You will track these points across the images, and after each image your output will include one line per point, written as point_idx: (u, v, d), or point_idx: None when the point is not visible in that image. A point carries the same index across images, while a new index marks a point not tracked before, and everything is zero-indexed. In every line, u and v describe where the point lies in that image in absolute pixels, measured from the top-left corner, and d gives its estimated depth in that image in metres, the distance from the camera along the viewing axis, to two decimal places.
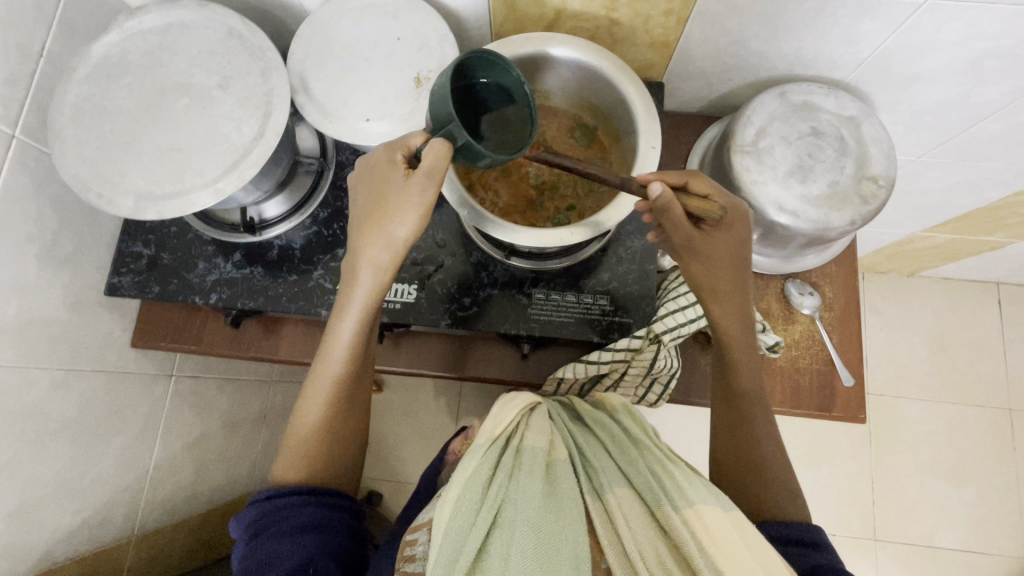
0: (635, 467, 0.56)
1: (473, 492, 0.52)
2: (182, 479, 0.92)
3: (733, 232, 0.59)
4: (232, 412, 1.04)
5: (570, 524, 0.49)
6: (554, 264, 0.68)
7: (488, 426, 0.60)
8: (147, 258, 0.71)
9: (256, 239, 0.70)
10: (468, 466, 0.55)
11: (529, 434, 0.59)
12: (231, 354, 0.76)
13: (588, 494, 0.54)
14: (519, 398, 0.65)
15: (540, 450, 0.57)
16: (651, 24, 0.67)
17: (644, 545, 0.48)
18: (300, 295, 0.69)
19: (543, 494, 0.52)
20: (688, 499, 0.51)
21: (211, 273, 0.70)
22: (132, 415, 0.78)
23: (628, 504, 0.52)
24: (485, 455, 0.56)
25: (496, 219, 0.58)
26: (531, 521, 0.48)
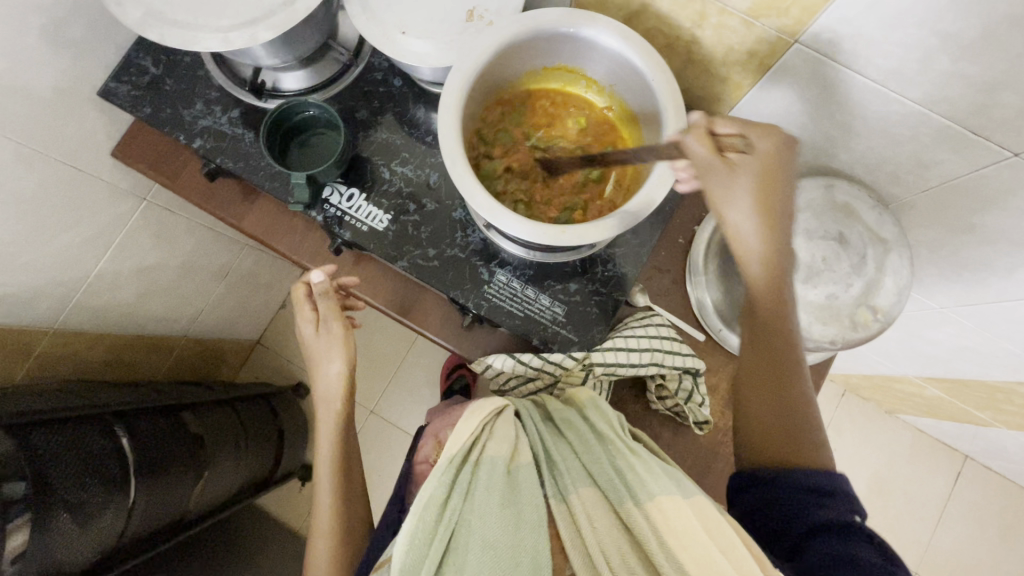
0: (598, 464, 0.57)
1: (428, 515, 0.54)
2: (119, 298, 0.93)
3: (757, 165, 0.50)
4: (194, 256, 1.04)
5: (529, 534, 0.52)
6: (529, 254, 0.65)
7: (450, 438, 0.59)
8: (150, 77, 0.69)
9: (259, 104, 0.68)
10: (425, 486, 0.56)
11: (490, 444, 0.59)
12: (198, 204, 0.75)
13: (551, 498, 0.55)
14: (489, 399, 0.63)
15: (500, 460, 0.57)
16: (730, 59, 0.62)
17: (602, 539, 0.51)
18: (278, 177, 0.67)
19: (501, 507, 0.53)
20: (649, 493, 0.53)
21: (204, 118, 0.68)
22: (87, 219, 0.79)
23: (591, 504, 0.54)
24: (442, 473, 0.57)
25: (477, 185, 0.54)
26: (486, 540, 0.51)
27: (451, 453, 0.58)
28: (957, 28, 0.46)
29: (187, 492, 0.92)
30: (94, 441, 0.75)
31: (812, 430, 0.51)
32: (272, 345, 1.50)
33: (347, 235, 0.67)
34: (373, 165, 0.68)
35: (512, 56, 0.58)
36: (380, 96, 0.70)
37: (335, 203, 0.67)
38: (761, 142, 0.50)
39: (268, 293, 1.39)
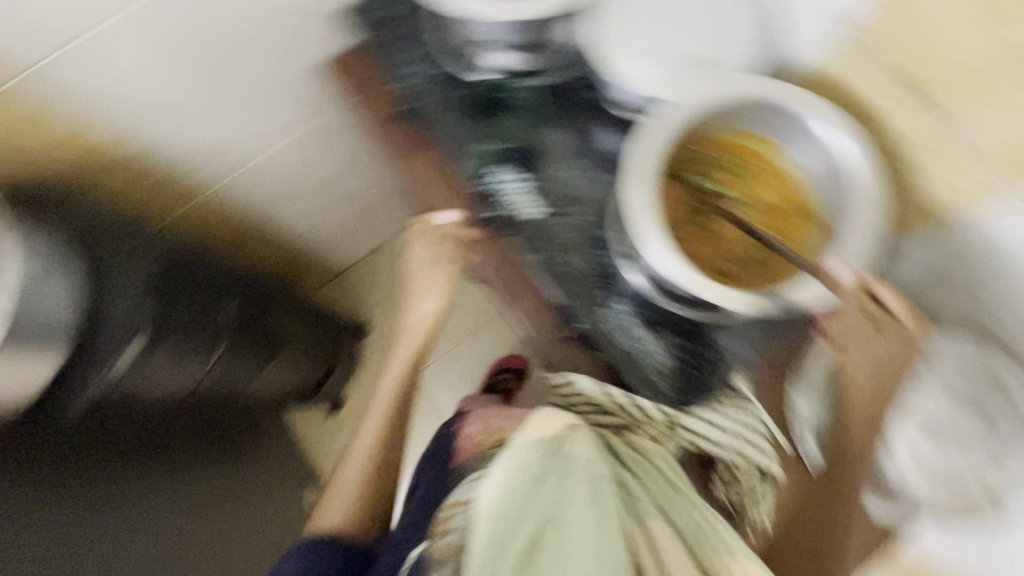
0: (676, 506, 0.58)
1: (519, 497, 0.55)
2: (266, 185, 1.03)
3: (887, 350, 0.58)
4: (336, 176, 1.13)
5: (620, 543, 0.51)
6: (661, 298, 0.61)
7: (534, 427, 0.59)
8: (389, 14, 0.76)
9: (461, 75, 0.72)
10: (511, 472, 0.56)
11: (580, 443, 0.58)
12: (376, 131, 0.81)
13: (635, 518, 0.55)
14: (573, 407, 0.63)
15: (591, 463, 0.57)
16: (936, 190, 0.59)
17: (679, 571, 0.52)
18: (461, 138, 0.73)
19: (590, 502, 0.54)
20: (727, 546, 0.55)
21: (418, 64, 0.75)
22: None
23: (670, 539, 0.54)
24: (529, 458, 0.57)
25: (650, 213, 0.56)
26: (581, 543, 0.51)
27: (536, 441, 0.58)
28: None
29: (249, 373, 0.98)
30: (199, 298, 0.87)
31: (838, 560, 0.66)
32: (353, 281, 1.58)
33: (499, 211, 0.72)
34: (547, 162, 0.70)
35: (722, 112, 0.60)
36: (572, 105, 0.70)
37: (499, 180, 0.72)
38: (915, 332, 0.57)
39: (375, 231, 1.48)
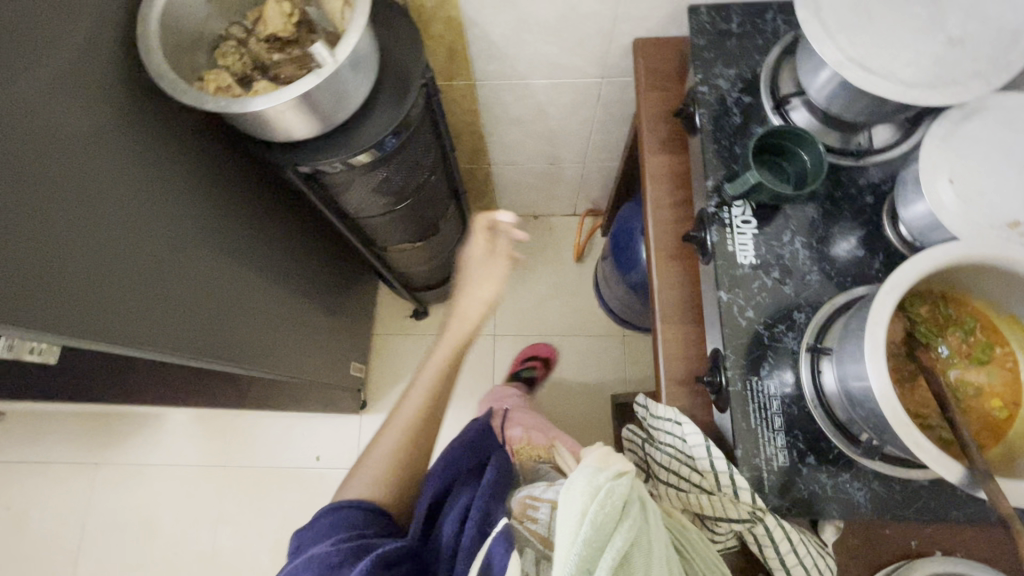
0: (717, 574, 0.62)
1: (596, 530, 0.57)
2: (511, 109, 1.12)
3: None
4: (562, 134, 1.21)
5: None
6: (818, 403, 0.63)
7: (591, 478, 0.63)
8: (725, 29, 0.79)
9: (767, 110, 0.75)
10: (580, 504, 0.60)
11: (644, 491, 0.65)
12: (642, 115, 0.86)
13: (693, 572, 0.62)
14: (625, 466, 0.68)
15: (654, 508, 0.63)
16: None
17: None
18: (721, 158, 0.74)
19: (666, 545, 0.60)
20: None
21: (723, 83, 0.77)
22: (573, 56, 0.95)
23: None
24: (598, 504, 0.59)
25: (887, 316, 0.52)
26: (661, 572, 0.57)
27: (599, 492, 0.60)
28: None
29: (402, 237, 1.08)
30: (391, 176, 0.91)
31: None
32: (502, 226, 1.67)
33: (713, 237, 0.71)
34: (783, 221, 0.71)
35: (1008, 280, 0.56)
36: (843, 192, 0.72)
37: (734, 212, 0.72)
38: None
39: (546, 196, 1.56)
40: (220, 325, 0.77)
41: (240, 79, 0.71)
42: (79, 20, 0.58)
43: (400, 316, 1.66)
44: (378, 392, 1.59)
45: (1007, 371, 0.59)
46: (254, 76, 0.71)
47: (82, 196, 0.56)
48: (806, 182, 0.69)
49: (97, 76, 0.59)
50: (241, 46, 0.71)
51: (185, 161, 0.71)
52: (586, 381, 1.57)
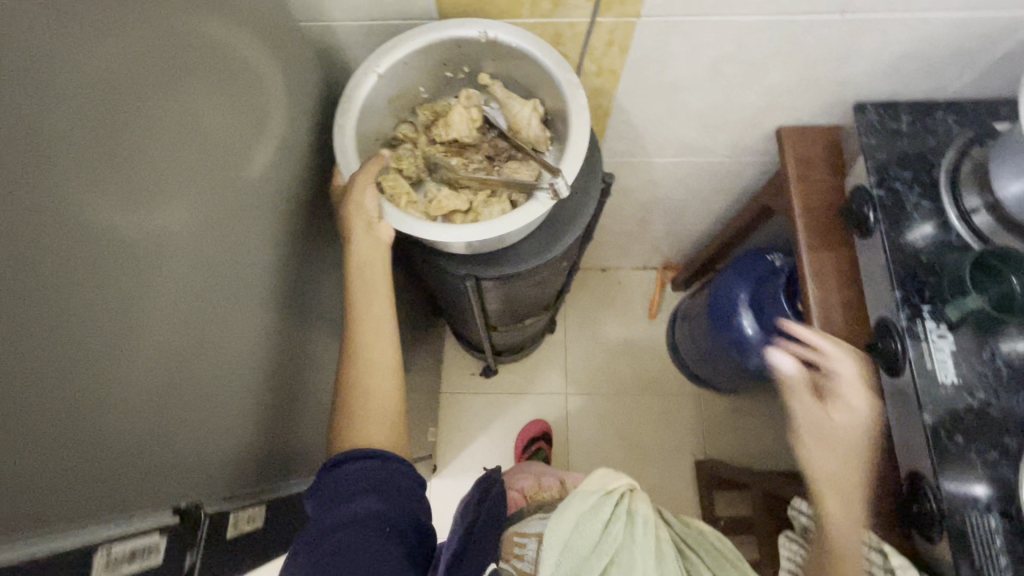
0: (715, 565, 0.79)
1: (569, 562, 0.72)
2: (622, 182, 1.09)
3: None
4: (664, 203, 1.18)
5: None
6: None
7: (591, 485, 0.80)
8: (895, 128, 0.78)
9: (950, 212, 0.72)
10: (553, 538, 0.73)
11: (637, 502, 0.80)
12: (797, 210, 0.83)
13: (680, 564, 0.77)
14: (624, 482, 0.82)
15: (647, 514, 0.78)
16: None
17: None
18: (909, 268, 0.71)
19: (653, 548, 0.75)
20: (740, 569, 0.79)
21: (900, 184, 0.75)
22: (710, 138, 0.92)
23: None
24: (593, 506, 0.77)
25: None
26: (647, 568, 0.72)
27: (595, 497, 0.78)
28: None
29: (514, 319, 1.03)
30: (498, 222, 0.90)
31: None
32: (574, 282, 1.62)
33: (910, 352, 0.68)
34: (988, 340, 0.68)
35: None
36: None
37: (931, 325, 0.69)
38: None
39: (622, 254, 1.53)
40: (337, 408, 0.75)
41: (414, 180, 0.69)
42: (256, 146, 0.54)
43: (469, 374, 1.60)
44: (448, 457, 1.52)
45: None
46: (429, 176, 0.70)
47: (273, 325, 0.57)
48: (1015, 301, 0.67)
49: (273, 192, 0.57)
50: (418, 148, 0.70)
51: (323, 264, 0.71)
52: (661, 446, 1.51)
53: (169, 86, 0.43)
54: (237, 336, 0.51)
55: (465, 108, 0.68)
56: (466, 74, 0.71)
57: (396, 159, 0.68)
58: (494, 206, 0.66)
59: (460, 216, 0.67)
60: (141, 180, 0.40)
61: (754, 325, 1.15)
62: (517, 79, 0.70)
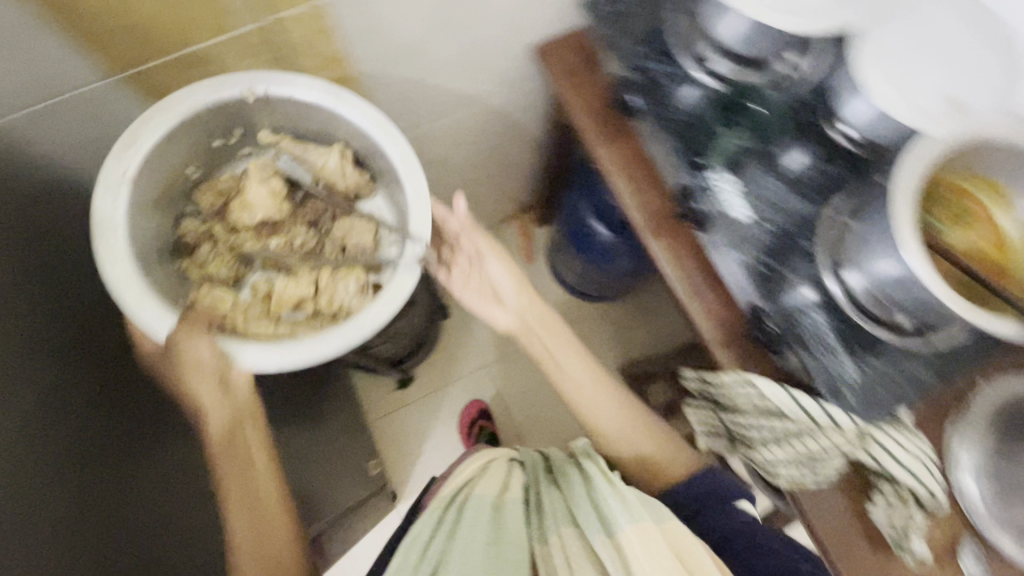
0: (580, 509, 0.82)
1: (417, 545, 0.81)
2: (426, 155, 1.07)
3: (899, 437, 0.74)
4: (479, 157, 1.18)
5: (509, 563, 0.77)
6: (863, 319, 0.68)
7: (449, 484, 0.90)
8: (621, 10, 0.80)
9: (691, 69, 0.75)
10: (418, 525, 0.84)
11: (479, 485, 0.89)
12: (579, 119, 0.86)
13: (536, 541, 0.82)
14: (475, 461, 0.94)
15: (489, 497, 0.87)
16: None
17: (571, 551, 0.78)
18: (679, 132, 0.77)
19: (490, 527, 0.82)
20: (618, 527, 0.77)
21: (645, 59, 0.79)
22: (478, 81, 0.93)
23: (572, 544, 0.79)
24: (432, 514, 0.85)
25: (912, 241, 0.59)
26: (465, 564, 0.76)
27: (444, 494, 0.88)
28: None
29: None
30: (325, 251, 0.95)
31: None
32: None
33: (704, 208, 0.76)
34: (753, 166, 0.75)
35: (965, 153, 0.63)
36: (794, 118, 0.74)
37: (714, 175, 0.75)
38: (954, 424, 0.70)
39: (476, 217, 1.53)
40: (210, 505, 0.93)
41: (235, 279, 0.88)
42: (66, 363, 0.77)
43: (388, 394, 1.55)
44: (404, 479, 1.49)
45: (978, 213, 0.67)
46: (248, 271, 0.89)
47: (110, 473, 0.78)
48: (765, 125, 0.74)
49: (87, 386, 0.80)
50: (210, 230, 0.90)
51: (157, 415, 0.90)
52: None
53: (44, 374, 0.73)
54: (109, 492, 0.77)
55: (262, 183, 0.88)
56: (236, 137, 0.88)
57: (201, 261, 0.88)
58: (348, 280, 0.86)
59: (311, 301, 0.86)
60: (26, 434, 0.68)
61: (605, 229, 1.19)
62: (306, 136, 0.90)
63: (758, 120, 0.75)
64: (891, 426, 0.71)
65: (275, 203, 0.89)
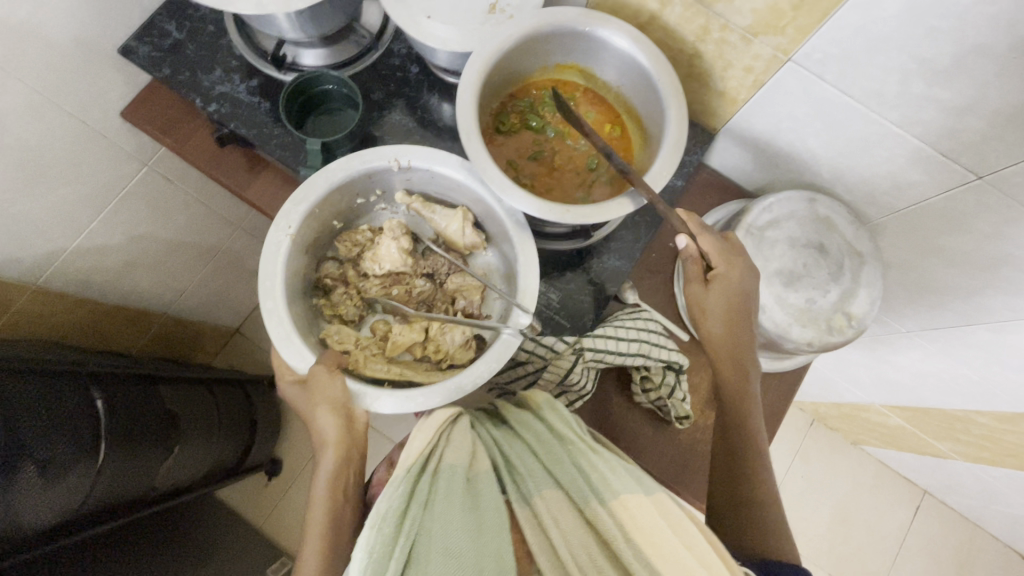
0: (559, 463, 0.51)
1: (385, 528, 0.44)
2: (107, 265, 0.93)
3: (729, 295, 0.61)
4: (186, 233, 1.05)
5: (492, 539, 0.44)
6: (561, 245, 0.70)
7: (405, 454, 0.53)
8: (172, 41, 0.72)
9: (277, 76, 0.71)
10: (378, 506, 0.47)
11: (448, 452, 0.52)
12: (204, 169, 0.76)
13: (513, 502, 0.48)
14: (438, 411, 0.57)
15: (459, 468, 0.51)
16: (728, 75, 0.66)
17: (560, 524, 0.45)
18: (289, 145, 0.70)
19: (462, 513, 0.46)
20: (612, 489, 0.47)
21: (221, 84, 0.71)
22: (85, 172, 0.80)
23: (556, 509, 0.46)
24: (398, 484, 0.49)
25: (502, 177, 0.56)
26: (450, 547, 0.43)
27: (410, 463, 0.52)
28: (932, 54, 0.51)
29: (156, 469, 0.88)
30: (63, 396, 0.73)
31: (772, 415, 0.79)
32: (251, 335, 1.43)
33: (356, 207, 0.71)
34: (383, 145, 0.72)
35: (530, 49, 0.62)
36: (397, 80, 0.73)
37: None
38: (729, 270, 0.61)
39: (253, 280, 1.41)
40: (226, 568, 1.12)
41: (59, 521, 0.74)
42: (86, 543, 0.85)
43: (262, 490, 1.43)
44: None
45: (579, 95, 0.68)
46: (371, 310, 0.68)
47: (186, 561, 1.03)
48: (355, 101, 0.69)
49: (146, 530, 0.99)
50: (357, 289, 0.66)
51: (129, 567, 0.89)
52: None
53: (132, 537, 0.94)
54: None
55: (392, 239, 0.64)
56: (378, 196, 0.67)
57: (331, 306, 0.66)
58: (451, 327, 0.63)
59: (419, 347, 0.64)
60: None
61: None
62: (442, 201, 0.68)
63: (348, 97, 0.69)
64: (606, 323, 0.69)
65: (408, 256, 0.65)
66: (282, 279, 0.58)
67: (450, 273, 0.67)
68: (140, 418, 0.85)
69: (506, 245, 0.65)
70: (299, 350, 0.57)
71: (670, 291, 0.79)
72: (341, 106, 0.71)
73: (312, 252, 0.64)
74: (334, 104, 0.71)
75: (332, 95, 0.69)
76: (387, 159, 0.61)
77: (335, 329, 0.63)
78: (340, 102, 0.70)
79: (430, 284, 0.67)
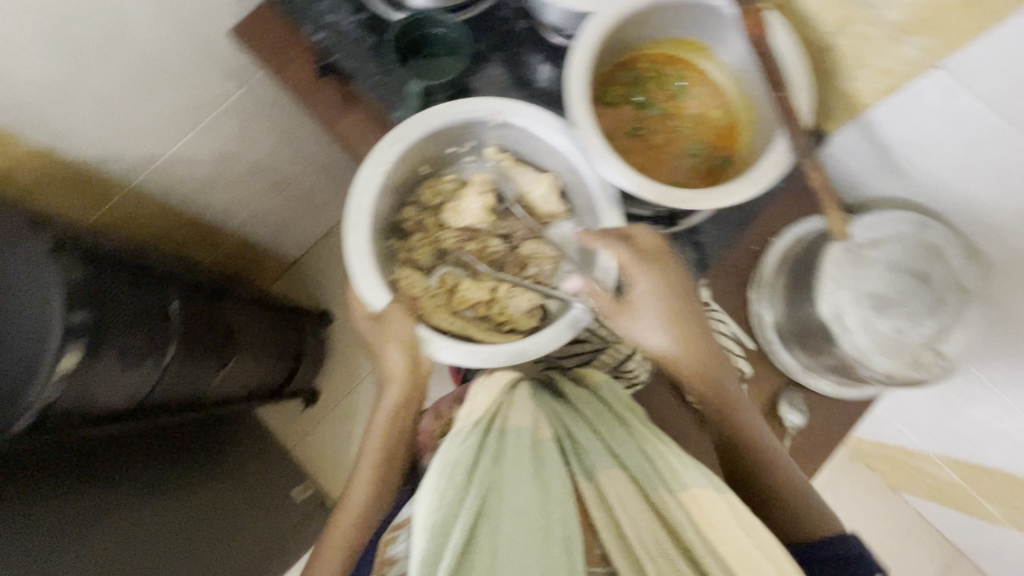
0: (624, 445, 0.51)
1: (455, 476, 0.45)
2: (194, 178, 0.97)
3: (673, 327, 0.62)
4: (267, 159, 1.08)
5: (560, 507, 0.44)
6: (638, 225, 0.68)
7: (467, 410, 0.53)
8: None
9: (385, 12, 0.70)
10: (445, 455, 0.48)
11: (513, 414, 0.52)
12: (299, 97, 0.76)
13: (576, 475, 0.48)
14: (498, 376, 0.57)
15: (525, 432, 0.51)
16: (860, 74, 0.61)
17: (627, 504, 0.45)
18: (387, 85, 0.70)
19: (530, 477, 0.46)
20: (680, 478, 0.47)
21: (331, 15, 0.72)
22: (189, 83, 0.82)
23: (622, 488, 0.46)
24: (464, 438, 0.49)
25: (604, 149, 0.54)
26: (520, 508, 0.43)
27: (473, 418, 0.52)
28: None
29: (210, 377, 0.92)
30: (143, 293, 0.77)
31: (826, 441, 0.76)
32: (309, 269, 1.48)
33: None
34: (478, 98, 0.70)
35: (652, 19, 0.58)
36: (502, 33, 0.71)
37: None
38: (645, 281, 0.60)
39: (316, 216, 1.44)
40: (252, 483, 1.17)
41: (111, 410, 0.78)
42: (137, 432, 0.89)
43: (296, 416, 1.50)
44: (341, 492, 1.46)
45: (690, 75, 0.64)
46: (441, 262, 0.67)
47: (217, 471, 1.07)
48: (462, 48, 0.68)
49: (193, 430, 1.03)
50: (433, 238, 0.66)
51: (166, 464, 0.95)
52: None
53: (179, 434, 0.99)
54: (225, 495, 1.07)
55: (477, 194, 0.65)
56: (469, 148, 0.66)
57: (406, 250, 0.66)
58: (520, 292, 0.64)
59: (485, 305, 0.64)
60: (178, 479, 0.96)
61: None
62: (531, 164, 0.67)
63: (454, 42, 0.68)
64: None
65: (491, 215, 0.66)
66: (367, 215, 0.59)
67: (526, 238, 0.67)
68: (204, 328, 0.89)
69: (590, 220, 0.63)
70: (375, 287, 0.57)
71: (743, 295, 0.76)
72: (445, 52, 0.70)
73: (395, 194, 0.65)
74: (438, 49, 0.70)
75: (440, 39, 0.69)
76: (485, 112, 0.60)
77: (407, 275, 0.63)
78: (445, 48, 0.69)
79: (505, 245, 0.66)
